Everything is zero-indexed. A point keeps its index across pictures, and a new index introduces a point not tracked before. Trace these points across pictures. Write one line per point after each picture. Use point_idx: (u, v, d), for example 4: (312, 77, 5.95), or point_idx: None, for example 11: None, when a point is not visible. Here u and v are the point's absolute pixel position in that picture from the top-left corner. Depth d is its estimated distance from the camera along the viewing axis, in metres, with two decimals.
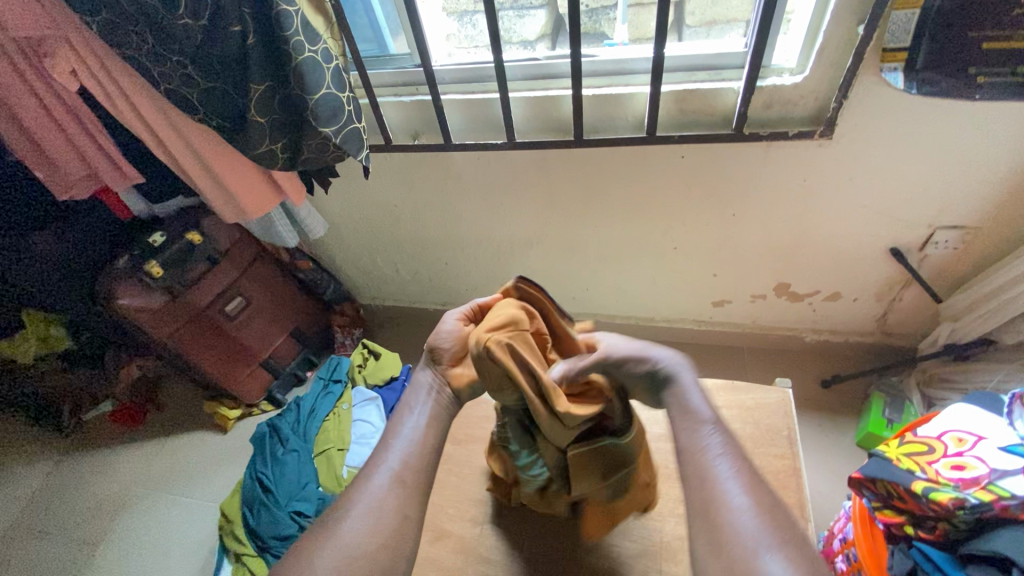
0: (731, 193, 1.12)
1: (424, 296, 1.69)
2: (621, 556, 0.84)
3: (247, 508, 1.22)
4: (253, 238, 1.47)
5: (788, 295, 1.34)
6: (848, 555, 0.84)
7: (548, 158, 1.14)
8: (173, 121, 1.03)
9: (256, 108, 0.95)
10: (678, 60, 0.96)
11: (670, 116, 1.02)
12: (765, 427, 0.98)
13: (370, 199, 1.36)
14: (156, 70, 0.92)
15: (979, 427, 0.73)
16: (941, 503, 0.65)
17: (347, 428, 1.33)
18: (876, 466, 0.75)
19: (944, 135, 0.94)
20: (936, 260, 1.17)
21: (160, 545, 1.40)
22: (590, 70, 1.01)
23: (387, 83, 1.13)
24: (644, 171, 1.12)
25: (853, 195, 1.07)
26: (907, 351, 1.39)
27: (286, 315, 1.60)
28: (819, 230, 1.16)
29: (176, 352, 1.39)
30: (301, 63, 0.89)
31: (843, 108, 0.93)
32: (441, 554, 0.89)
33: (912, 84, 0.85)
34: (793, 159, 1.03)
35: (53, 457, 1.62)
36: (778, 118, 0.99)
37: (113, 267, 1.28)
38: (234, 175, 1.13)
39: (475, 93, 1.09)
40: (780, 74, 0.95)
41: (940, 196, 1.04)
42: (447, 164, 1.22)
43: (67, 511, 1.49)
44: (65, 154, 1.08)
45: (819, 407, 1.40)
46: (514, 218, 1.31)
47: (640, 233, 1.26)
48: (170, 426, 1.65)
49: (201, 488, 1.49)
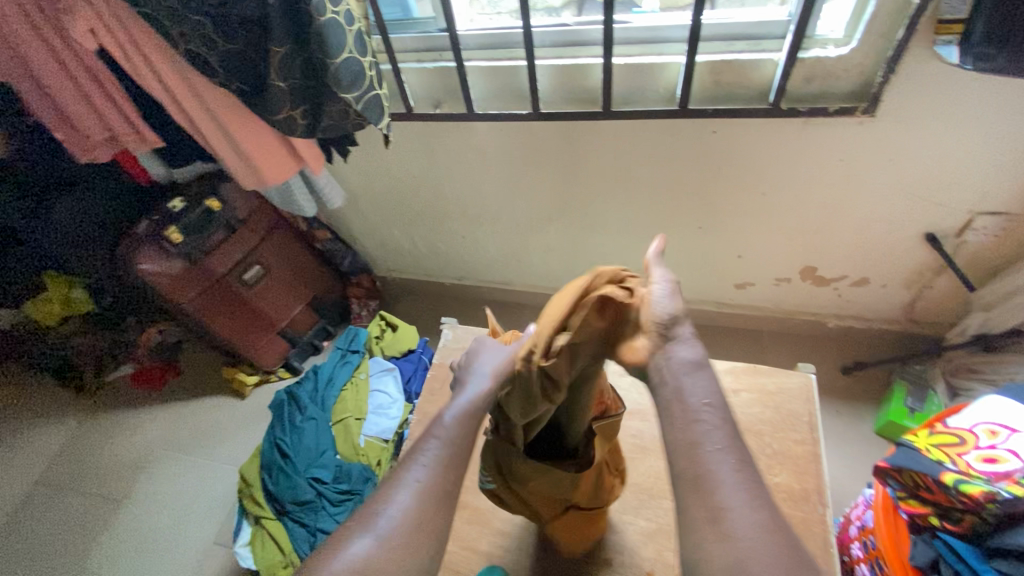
0: (762, 172, 1.08)
1: (440, 269, 1.68)
2: (634, 533, 0.86)
3: (266, 473, 1.24)
4: (271, 206, 1.47)
5: (813, 279, 1.31)
6: (865, 542, 0.84)
7: (573, 131, 1.11)
8: (192, 82, 1.01)
9: (276, 72, 0.92)
10: (716, 29, 0.91)
11: (703, 88, 0.98)
12: (785, 412, 0.97)
13: (389, 169, 1.34)
14: (174, 28, 0.90)
15: (1014, 420, 0.71)
16: (972, 496, 0.63)
17: (365, 397, 1.35)
18: (903, 457, 0.73)
19: (997, 116, 0.89)
20: (973, 248, 1.12)
21: (181, 504, 1.44)
22: (621, 37, 0.97)
23: (409, 48, 1.09)
24: (673, 147, 1.08)
25: (891, 177, 1.03)
26: (933, 340, 1.36)
27: (304, 285, 1.60)
28: (852, 212, 1.12)
29: (196, 318, 1.41)
30: (323, 24, 0.86)
31: (889, 83, 0.88)
32: (456, 524, 0.90)
33: (966, 59, 0.79)
34: (830, 137, 0.99)
35: (78, 416, 1.66)
36: (818, 93, 0.95)
37: (134, 233, 1.29)
38: (254, 141, 1.11)
39: (500, 60, 1.05)
40: (825, 45, 0.89)
41: (984, 181, 0.99)
42: (469, 135, 1.19)
43: (93, 467, 1.54)
44: (84, 115, 1.06)
45: (838, 393, 1.38)
46: (535, 192, 1.28)
47: (665, 211, 1.23)
48: (190, 390, 1.67)
49: (219, 451, 1.53)
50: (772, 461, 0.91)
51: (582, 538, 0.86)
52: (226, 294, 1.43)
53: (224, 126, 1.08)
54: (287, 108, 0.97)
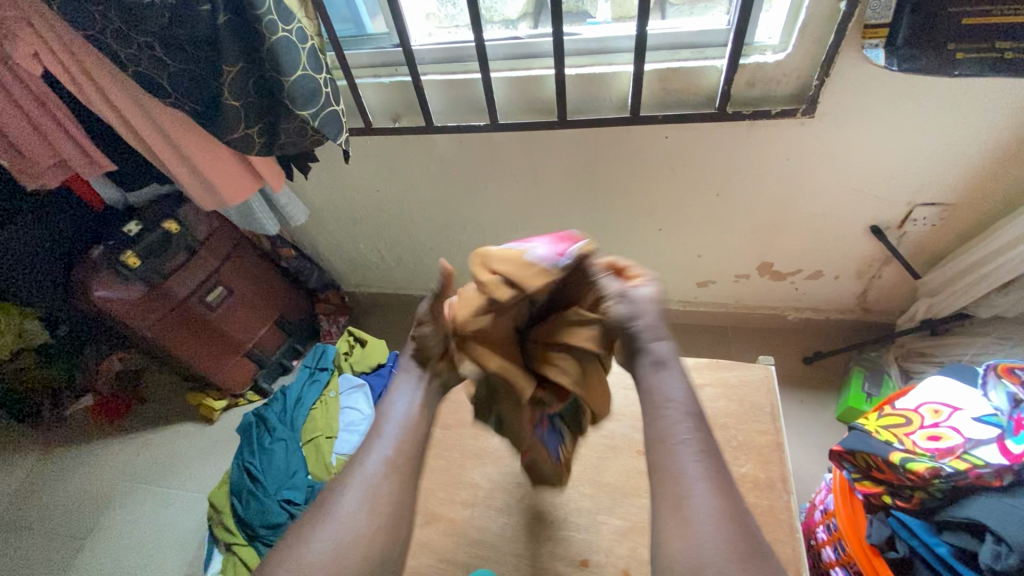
0: (714, 174, 1.13)
1: (409, 282, 1.67)
2: (609, 533, 0.87)
3: (236, 498, 1.21)
4: (232, 225, 1.44)
5: (771, 274, 1.36)
6: (828, 526, 0.86)
7: (532, 140, 1.13)
8: (142, 104, 0.99)
9: (230, 91, 0.91)
10: (662, 38, 0.95)
11: (653, 96, 1.02)
12: (748, 404, 1.00)
13: (352, 183, 1.34)
14: (120, 50, 0.88)
15: (955, 399, 0.74)
16: (917, 473, 0.67)
17: (335, 415, 1.33)
18: (855, 439, 0.76)
19: (925, 113, 0.95)
20: (915, 238, 1.19)
21: (149, 537, 1.39)
22: (572, 49, 1.00)
23: (365, 64, 1.10)
24: (628, 152, 1.12)
25: (834, 174, 1.08)
26: (886, 327, 1.42)
27: (270, 304, 1.58)
28: (802, 209, 1.17)
29: (157, 343, 1.37)
30: (275, 43, 0.86)
31: (825, 86, 0.93)
32: (432, 538, 0.90)
33: (892, 61, 0.84)
34: (776, 138, 1.03)
35: (33, 452, 1.59)
36: (762, 96, 0.99)
37: (87, 259, 1.25)
38: (210, 161, 1.10)
39: (456, 73, 1.07)
40: (763, 52, 0.93)
41: (918, 175, 1.05)
42: (430, 148, 1.20)
43: (49, 508, 1.47)
44: (31, 141, 1.03)
45: (801, 383, 1.43)
46: (500, 201, 1.30)
47: (626, 215, 1.26)
48: (156, 419, 1.63)
49: (188, 480, 1.48)
50: (737, 453, 0.94)
51: (557, 542, 0.87)
52: (190, 317, 1.39)
53: (181, 149, 1.07)
54: (243, 125, 0.97)
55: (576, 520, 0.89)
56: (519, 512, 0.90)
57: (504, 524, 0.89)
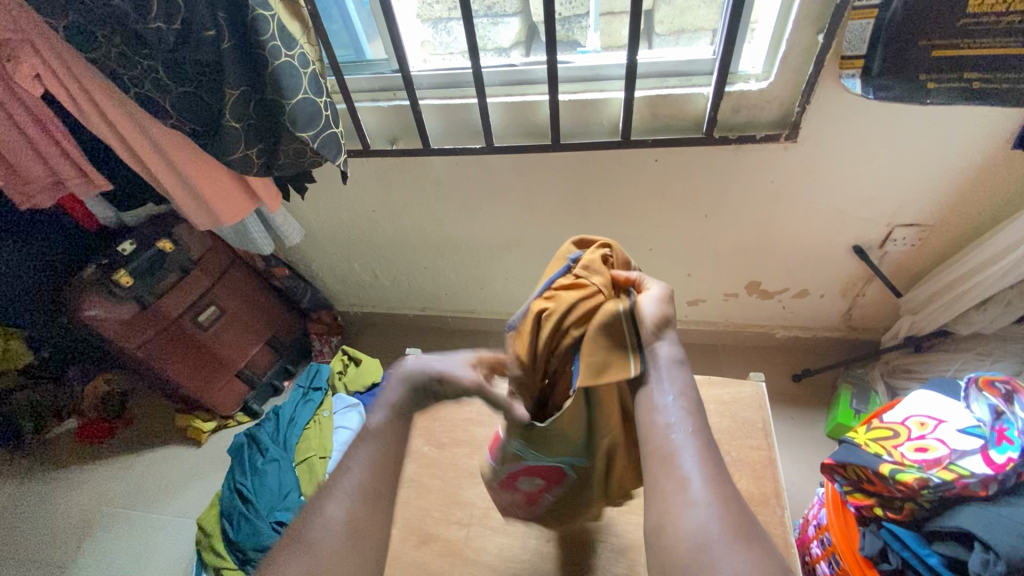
0: (702, 195, 1.16)
1: (402, 301, 1.68)
2: (605, 552, 0.86)
3: (227, 521, 1.19)
4: (227, 244, 1.44)
5: (759, 293, 1.39)
6: (822, 540, 0.88)
7: (526, 161, 1.16)
8: (145, 128, 1.01)
9: (231, 113, 0.93)
10: (651, 67, 1.00)
11: (643, 121, 1.06)
12: (740, 420, 1.01)
13: (347, 204, 1.35)
14: (124, 74, 0.90)
15: (939, 411, 0.77)
16: (907, 484, 0.69)
17: (329, 435, 1.31)
18: (845, 452, 0.78)
19: (902, 138, 1.00)
20: (896, 257, 1.23)
21: (133, 562, 1.35)
22: (566, 75, 1.04)
23: (364, 88, 1.13)
24: (620, 174, 1.15)
25: (816, 197, 1.13)
26: (872, 345, 1.45)
27: (262, 324, 1.57)
28: (788, 228, 1.20)
29: (147, 363, 1.35)
30: (277, 67, 0.89)
31: (806, 112, 0.98)
32: (427, 558, 0.89)
33: (868, 89, 0.89)
34: (762, 159, 1.07)
35: (13, 478, 1.54)
36: (746, 121, 1.03)
37: (79, 277, 1.24)
38: (206, 179, 1.11)
39: (453, 98, 1.10)
40: (747, 80, 0.98)
41: (897, 197, 1.10)
42: (427, 169, 1.22)
43: (30, 533, 1.42)
44: (28, 161, 1.03)
45: (791, 400, 1.45)
46: (494, 222, 1.32)
47: (616, 234, 1.29)
48: (140, 441, 1.59)
49: (176, 503, 1.45)
50: (731, 468, 0.95)
51: (554, 562, 0.86)
52: (180, 336, 1.38)
53: (183, 174, 1.09)
54: (242, 147, 0.98)
55: (573, 539, 0.88)
56: (517, 533, 0.90)
57: (502, 544, 0.89)
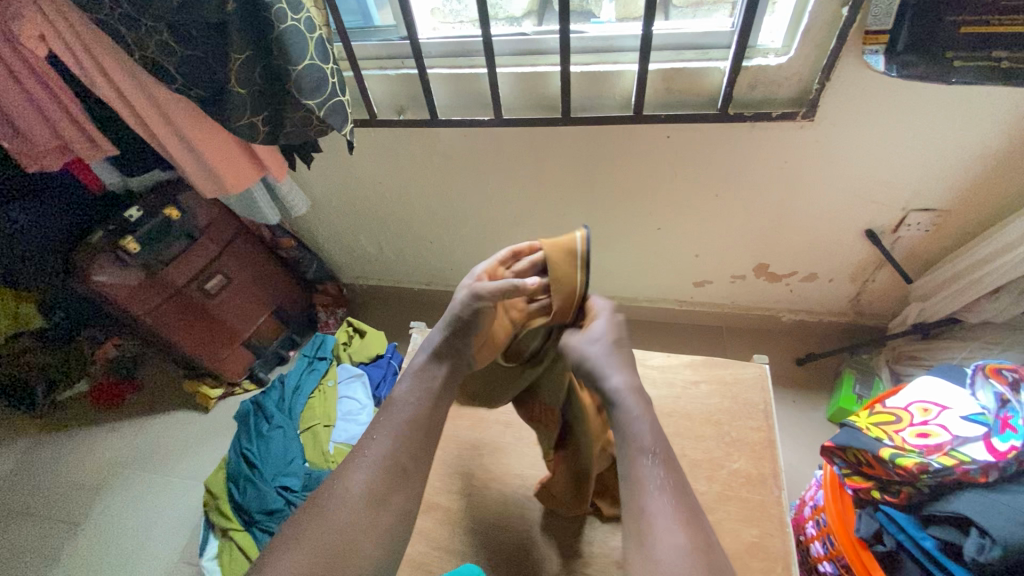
0: (713, 174, 1.14)
1: (408, 275, 1.68)
2: (603, 525, 0.88)
3: (234, 484, 1.22)
4: (233, 213, 1.44)
5: (767, 276, 1.38)
6: (817, 521, 0.89)
7: (535, 135, 1.14)
8: (152, 94, 1.00)
9: (237, 79, 0.92)
10: (667, 39, 0.97)
11: (657, 95, 1.03)
12: (742, 402, 1.01)
13: (354, 175, 1.34)
14: (129, 35, 0.88)
15: (944, 398, 0.77)
16: (906, 468, 0.69)
17: (334, 404, 1.34)
18: (846, 435, 0.78)
19: (923, 119, 0.97)
20: (909, 243, 1.21)
21: (145, 522, 1.39)
22: (579, 46, 1.01)
23: (372, 56, 1.10)
24: (628, 151, 1.13)
25: (830, 179, 1.10)
26: (879, 330, 1.44)
27: (268, 294, 1.58)
28: (800, 211, 1.19)
29: (155, 330, 1.36)
30: (283, 31, 0.87)
31: (825, 90, 0.95)
32: (428, 525, 0.91)
33: (892, 66, 0.85)
34: (777, 139, 1.05)
35: (27, 439, 1.58)
36: (763, 99, 1.00)
37: (86, 243, 1.25)
38: (211, 147, 1.09)
39: (462, 68, 1.08)
40: (766, 54, 0.95)
41: (914, 181, 1.08)
42: (434, 141, 1.20)
43: (45, 492, 1.46)
44: (35, 125, 1.03)
45: (794, 383, 1.45)
46: (501, 198, 1.31)
47: (623, 214, 1.28)
48: (149, 406, 1.62)
49: (186, 467, 1.49)
50: (730, 449, 0.95)
51: (549, 531, 0.88)
52: (187, 304, 1.39)
53: (189, 141, 1.08)
54: (248, 114, 0.97)
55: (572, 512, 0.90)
56: (514, 503, 0.92)
57: (500, 514, 0.91)
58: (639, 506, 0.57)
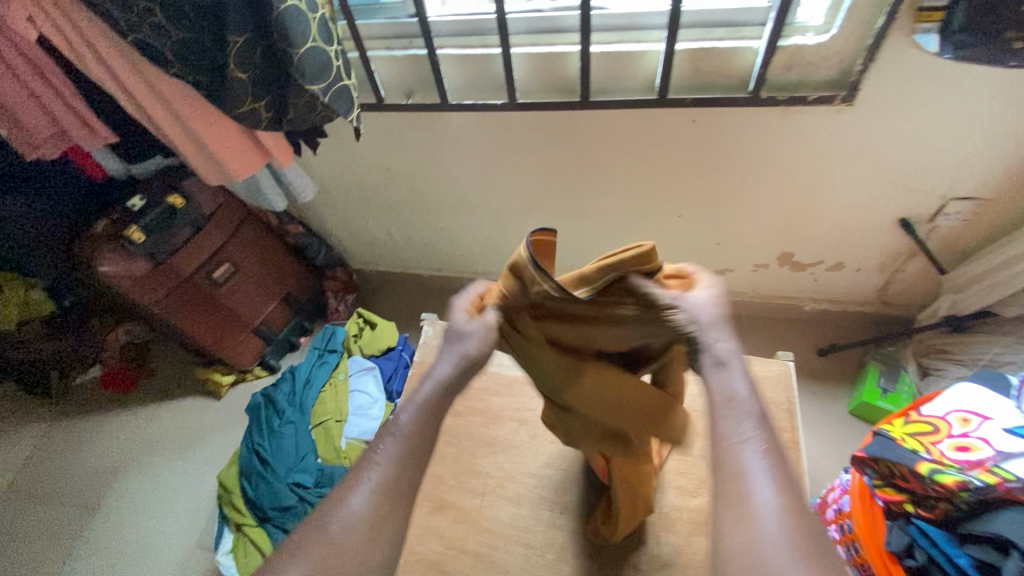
0: (740, 160, 1.08)
1: (418, 261, 1.65)
2: None
3: (246, 479, 1.22)
4: (239, 199, 1.40)
5: (791, 264, 1.32)
6: (842, 526, 0.86)
7: (551, 119, 1.08)
8: (149, 80, 0.95)
9: (236, 63, 0.86)
10: (697, 16, 0.89)
11: (682, 77, 0.96)
12: (765, 401, 0.97)
13: (361, 160, 1.29)
14: (122, 18, 0.83)
15: (985, 409, 0.73)
16: (946, 485, 0.66)
17: (345, 398, 1.32)
18: (879, 446, 0.74)
19: (972, 103, 0.89)
20: (945, 232, 1.14)
21: (162, 508, 1.41)
22: (599, 23, 0.94)
23: (378, 35, 1.04)
24: (650, 136, 1.07)
25: (866, 165, 1.04)
26: (905, 321, 1.39)
27: (277, 281, 1.55)
28: (831, 198, 1.12)
29: (164, 319, 1.35)
30: (283, 12, 0.80)
31: (867, 71, 0.88)
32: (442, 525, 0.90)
33: (946, 47, 0.79)
34: (811, 123, 0.98)
35: (44, 423, 1.60)
36: (798, 80, 0.94)
37: (91, 232, 1.23)
38: (213, 134, 1.04)
39: (474, 47, 1.01)
40: (804, 32, 0.87)
41: (956, 169, 1.01)
42: (445, 126, 1.15)
43: (64, 475, 1.48)
44: (30, 111, 0.98)
45: (815, 374, 1.41)
46: (514, 184, 1.26)
47: (643, 200, 1.22)
48: (162, 391, 1.62)
49: (201, 454, 1.49)
50: None
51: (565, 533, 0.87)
52: (195, 293, 1.37)
53: (191, 128, 1.03)
54: (249, 99, 0.91)
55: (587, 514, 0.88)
56: (530, 504, 0.91)
57: (515, 514, 0.90)
58: (735, 473, 0.47)
